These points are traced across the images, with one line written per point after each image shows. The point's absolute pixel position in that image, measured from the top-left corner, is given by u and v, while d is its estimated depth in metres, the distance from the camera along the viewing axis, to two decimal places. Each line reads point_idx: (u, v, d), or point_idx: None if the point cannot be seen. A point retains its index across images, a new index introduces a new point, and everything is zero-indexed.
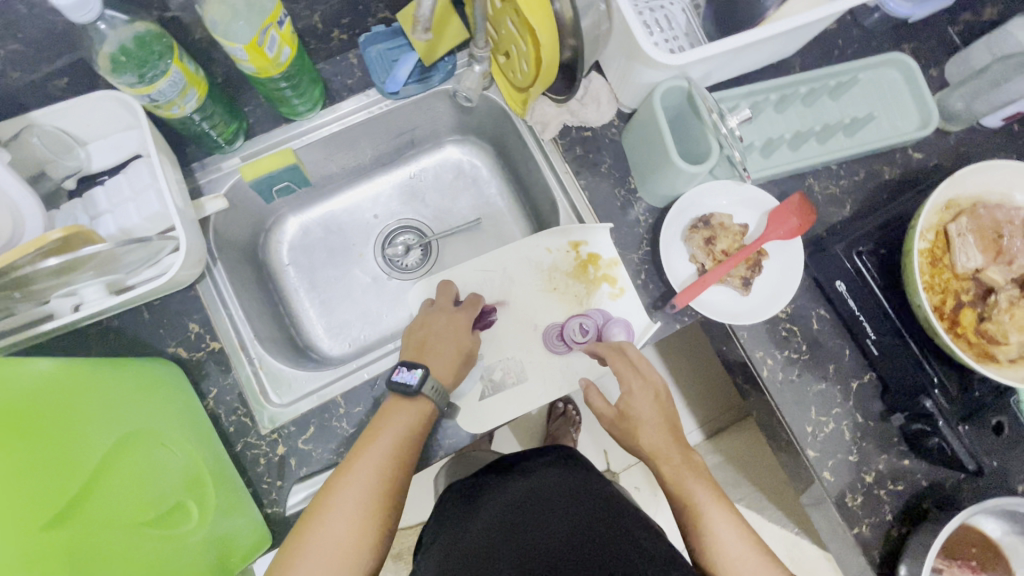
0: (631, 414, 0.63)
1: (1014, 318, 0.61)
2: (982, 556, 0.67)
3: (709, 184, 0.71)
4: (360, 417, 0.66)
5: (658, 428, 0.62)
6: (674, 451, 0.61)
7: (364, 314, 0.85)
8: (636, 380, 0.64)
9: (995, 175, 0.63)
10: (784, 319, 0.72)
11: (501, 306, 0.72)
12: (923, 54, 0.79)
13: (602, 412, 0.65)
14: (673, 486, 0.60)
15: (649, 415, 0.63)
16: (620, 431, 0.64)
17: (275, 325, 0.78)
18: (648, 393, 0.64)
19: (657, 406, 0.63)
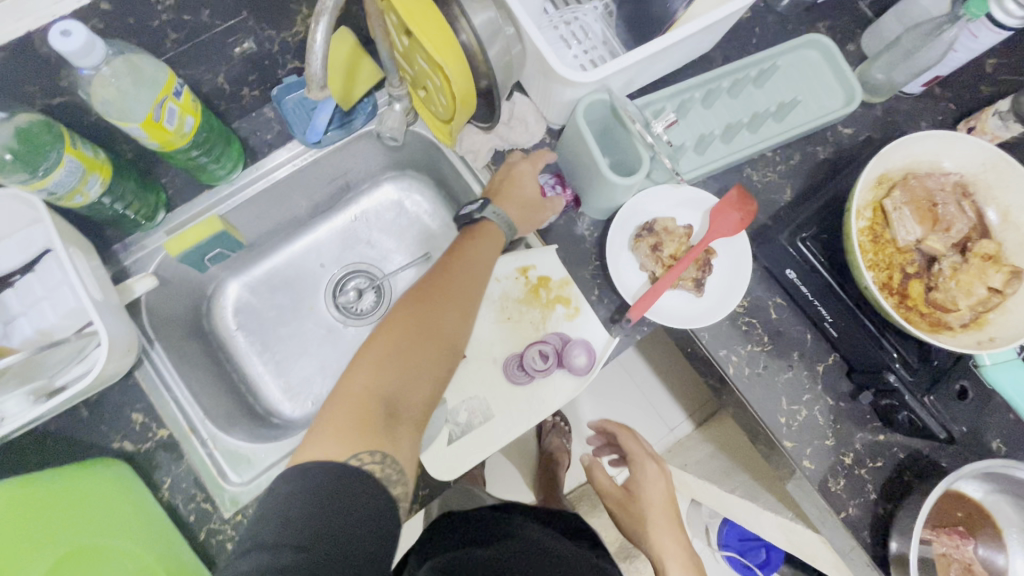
0: (643, 495, 0.78)
1: (960, 283, 0.61)
2: (967, 519, 0.67)
3: (649, 191, 0.71)
4: None
5: (661, 510, 0.77)
6: (671, 531, 0.75)
7: (323, 368, 0.82)
8: (651, 469, 0.80)
9: (921, 145, 0.63)
10: (743, 313, 0.72)
11: None
12: (838, 31, 0.81)
13: (606, 488, 0.81)
14: (669, 558, 0.72)
15: (656, 497, 0.77)
16: (625, 508, 0.78)
17: (229, 398, 0.75)
18: (659, 481, 0.79)
19: (664, 492, 0.79)
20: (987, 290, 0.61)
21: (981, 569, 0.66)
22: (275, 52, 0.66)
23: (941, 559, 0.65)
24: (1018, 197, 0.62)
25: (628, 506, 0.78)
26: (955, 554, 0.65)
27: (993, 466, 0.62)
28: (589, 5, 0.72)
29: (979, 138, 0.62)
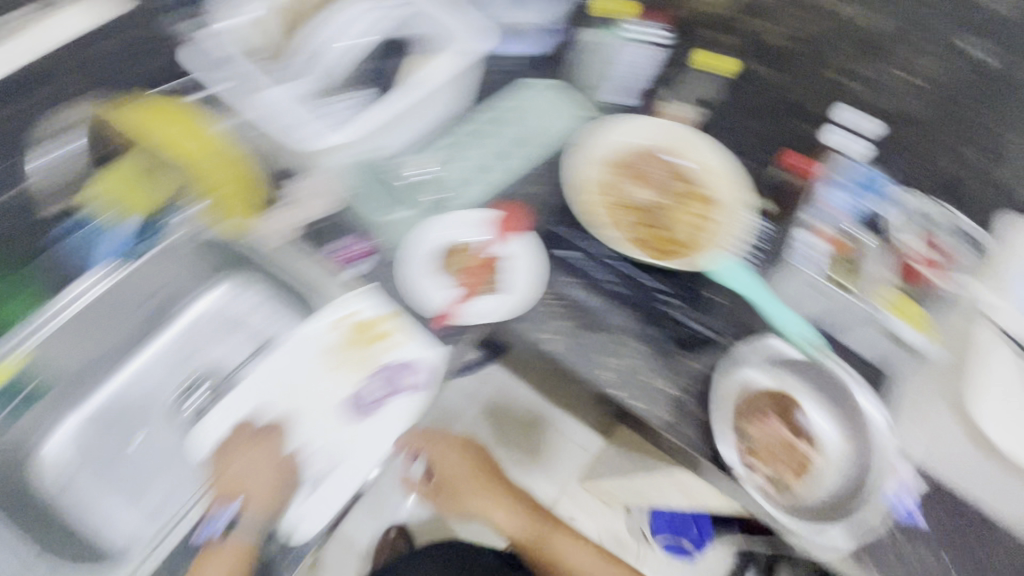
0: (460, 484, 0.97)
1: (675, 220, 0.81)
2: (772, 403, 0.77)
3: (435, 220, 0.82)
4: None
5: (471, 491, 0.96)
6: (492, 488, 0.98)
7: (171, 483, 0.87)
8: (439, 448, 0.97)
9: (617, 133, 0.85)
10: (550, 298, 0.81)
11: (292, 408, 0.74)
12: (561, 70, 1.02)
13: (425, 491, 1.00)
14: (462, 487, 0.96)
15: (454, 471, 0.97)
16: (443, 491, 0.98)
17: (47, 547, 0.74)
18: (450, 455, 0.97)
19: (456, 444, 0.99)
20: (700, 220, 0.81)
21: (797, 439, 0.76)
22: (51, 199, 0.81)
23: (760, 450, 0.75)
24: (699, 156, 0.86)
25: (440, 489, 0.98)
26: (770, 441, 0.76)
27: (753, 345, 0.77)
28: (338, 103, 0.85)
29: (658, 120, 0.86)
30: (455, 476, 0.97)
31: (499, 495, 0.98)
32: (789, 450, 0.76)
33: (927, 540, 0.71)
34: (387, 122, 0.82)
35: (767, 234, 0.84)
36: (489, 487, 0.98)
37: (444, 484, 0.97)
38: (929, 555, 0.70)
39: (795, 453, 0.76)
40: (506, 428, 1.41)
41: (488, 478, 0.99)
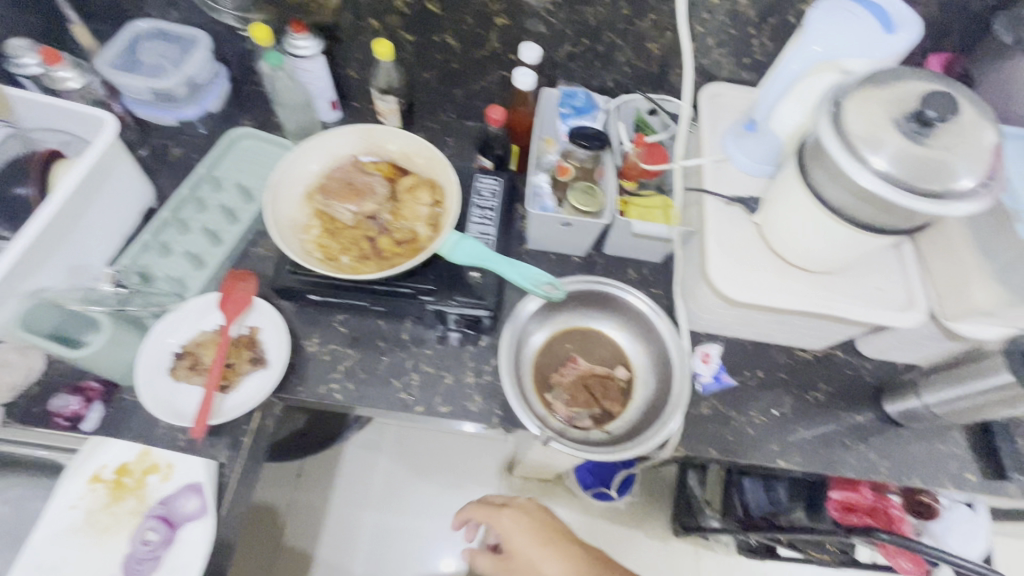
0: (520, 552, 0.76)
1: (403, 219, 0.76)
2: (572, 345, 0.81)
3: (155, 326, 0.72)
4: None
5: (542, 556, 0.74)
6: (566, 548, 0.75)
7: None
8: (506, 516, 0.79)
9: (311, 153, 0.77)
10: (319, 348, 0.78)
11: None
12: (258, 116, 0.96)
13: (487, 566, 0.79)
14: (533, 554, 0.75)
15: (522, 542, 0.76)
16: (506, 568, 0.77)
17: None
18: (517, 525, 0.78)
19: (518, 510, 0.80)
20: (427, 206, 0.77)
21: (602, 367, 0.79)
22: None
23: (577, 398, 0.76)
24: (400, 143, 0.80)
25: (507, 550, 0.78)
26: (584, 386, 0.77)
27: (522, 306, 0.75)
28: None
29: (339, 127, 0.78)
30: (528, 550, 0.75)
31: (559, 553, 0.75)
32: (603, 384, 0.78)
33: (726, 397, 0.79)
34: (36, 245, 0.67)
35: (497, 188, 0.84)
36: (552, 547, 0.75)
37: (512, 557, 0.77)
38: (733, 409, 0.79)
39: (610, 385, 0.78)
40: (417, 457, 1.46)
41: (569, 541, 0.77)
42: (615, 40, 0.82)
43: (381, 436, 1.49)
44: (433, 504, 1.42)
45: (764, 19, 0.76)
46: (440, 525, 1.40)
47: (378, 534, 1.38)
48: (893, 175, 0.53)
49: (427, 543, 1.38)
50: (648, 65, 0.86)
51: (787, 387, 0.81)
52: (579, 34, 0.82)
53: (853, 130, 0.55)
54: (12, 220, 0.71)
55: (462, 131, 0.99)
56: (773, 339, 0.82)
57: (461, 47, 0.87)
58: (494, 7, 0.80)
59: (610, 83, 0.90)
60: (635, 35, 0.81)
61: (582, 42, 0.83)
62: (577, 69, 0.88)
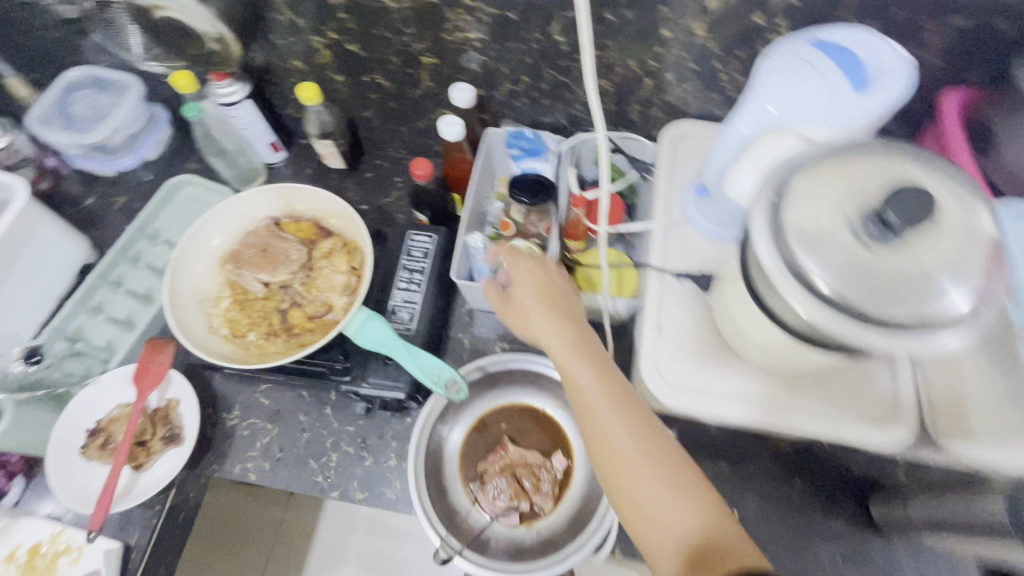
0: (646, 522, 0.47)
1: (316, 290, 0.71)
2: (508, 426, 0.73)
3: (74, 402, 0.72)
4: None
5: (567, 346, 0.57)
6: (619, 393, 0.53)
7: None
8: (526, 264, 0.63)
9: (223, 218, 0.72)
10: (238, 421, 0.75)
11: None
12: (202, 160, 0.93)
13: (490, 296, 0.65)
14: (642, 491, 0.48)
15: (663, 503, 0.47)
16: (511, 315, 0.63)
17: None
18: (533, 267, 0.63)
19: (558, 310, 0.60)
20: (344, 274, 0.71)
21: (535, 455, 0.71)
22: None
23: (502, 491, 0.68)
24: (317, 202, 0.74)
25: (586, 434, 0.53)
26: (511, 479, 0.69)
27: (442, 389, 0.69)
28: None
29: (255, 187, 0.73)
30: (602, 419, 0.52)
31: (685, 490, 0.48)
32: (535, 475, 0.69)
33: None
34: None
35: (430, 246, 0.76)
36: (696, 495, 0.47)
37: (627, 478, 0.49)
38: None
39: (542, 478, 0.69)
40: None
41: (677, 461, 0.49)
42: (558, 76, 0.71)
43: None
44: None
45: (730, 52, 0.62)
46: None
47: None
48: (842, 296, 0.41)
49: None
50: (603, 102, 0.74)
51: (754, 481, 0.69)
52: (517, 71, 0.71)
53: (795, 227, 0.43)
54: None
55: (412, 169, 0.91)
56: (738, 430, 0.70)
57: (395, 86, 0.79)
58: (419, 46, 0.70)
59: (564, 118, 0.79)
60: (580, 72, 0.69)
61: (522, 80, 0.73)
62: (524, 106, 0.78)
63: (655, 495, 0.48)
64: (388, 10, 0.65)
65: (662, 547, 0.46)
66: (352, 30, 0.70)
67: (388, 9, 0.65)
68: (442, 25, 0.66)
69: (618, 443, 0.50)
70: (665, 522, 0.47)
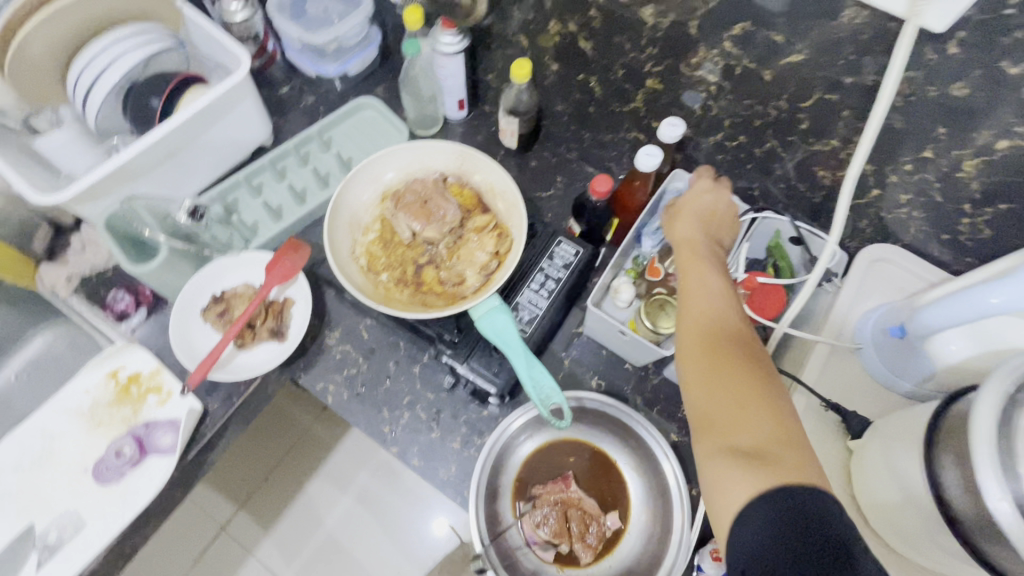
0: (717, 421, 0.47)
1: (456, 260, 0.71)
2: (578, 463, 0.71)
3: (211, 266, 0.77)
4: None
5: (705, 253, 0.60)
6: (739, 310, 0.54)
7: None
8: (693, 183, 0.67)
9: (403, 158, 0.75)
10: (335, 343, 0.78)
11: (36, 486, 0.68)
12: (391, 91, 0.97)
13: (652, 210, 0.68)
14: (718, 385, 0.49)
15: (730, 394, 0.47)
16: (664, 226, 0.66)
17: None
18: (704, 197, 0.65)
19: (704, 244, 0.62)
20: (487, 255, 0.70)
21: (592, 504, 0.68)
22: None
23: (549, 524, 0.66)
24: (489, 177, 0.74)
25: (685, 338, 0.53)
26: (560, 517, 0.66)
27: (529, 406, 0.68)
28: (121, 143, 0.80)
29: (440, 140, 0.74)
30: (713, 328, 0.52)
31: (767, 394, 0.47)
32: (585, 524, 0.67)
33: None
34: (138, 161, 0.72)
35: (574, 259, 0.74)
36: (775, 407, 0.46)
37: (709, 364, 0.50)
38: None
39: (590, 530, 0.67)
40: None
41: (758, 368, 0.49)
42: (776, 149, 0.67)
43: None
44: (417, 492, 1.48)
45: (986, 201, 0.55)
46: (417, 511, 1.45)
47: (363, 493, 1.46)
48: None
49: (402, 525, 1.44)
50: (809, 191, 0.69)
51: None
52: (737, 128, 0.68)
53: None
54: (139, 126, 0.78)
55: (576, 175, 0.90)
56: None
57: (603, 95, 0.77)
58: (651, 68, 0.68)
59: (757, 189, 0.74)
60: (805, 155, 0.64)
61: (737, 138, 0.69)
62: (723, 161, 0.74)
63: (747, 398, 0.46)
64: (642, 25, 0.63)
65: (717, 437, 0.46)
66: (594, 29, 0.68)
67: (643, 24, 0.63)
68: (688, 57, 0.63)
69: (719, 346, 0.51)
70: (745, 431, 0.45)
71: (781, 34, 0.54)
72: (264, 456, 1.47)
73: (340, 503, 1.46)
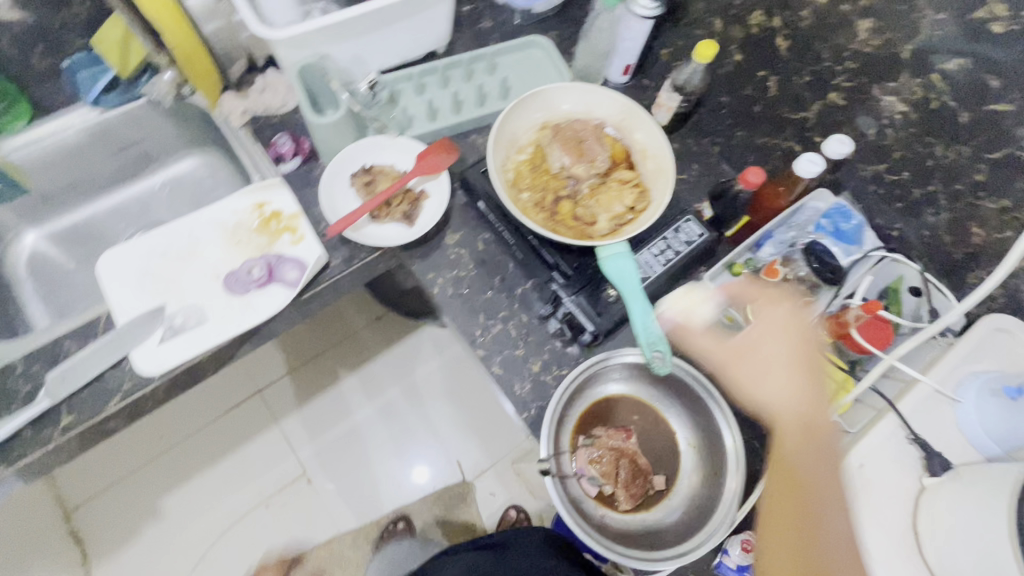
0: (782, 552, 0.55)
1: (595, 202, 0.75)
2: (641, 422, 0.74)
3: (366, 140, 0.83)
4: (33, 392, 0.70)
5: (790, 377, 0.62)
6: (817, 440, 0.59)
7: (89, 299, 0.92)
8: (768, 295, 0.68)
9: (571, 96, 0.79)
10: (453, 245, 0.83)
11: (177, 275, 0.77)
12: (561, 40, 1.01)
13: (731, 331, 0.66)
14: (782, 509, 0.57)
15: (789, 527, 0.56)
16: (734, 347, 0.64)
17: None
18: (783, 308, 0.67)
19: (790, 363, 0.62)
20: (623, 208, 0.74)
21: (645, 462, 0.72)
22: (59, 28, 0.82)
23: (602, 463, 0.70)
24: (648, 138, 0.77)
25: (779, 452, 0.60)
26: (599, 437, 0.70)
27: (622, 353, 0.72)
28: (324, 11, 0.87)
29: (611, 90, 0.77)
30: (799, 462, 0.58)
31: (830, 530, 0.55)
32: (633, 475, 0.71)
33: None
34: (344, 25, 0.78)
35: (697, 239, 0.77)
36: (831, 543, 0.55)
37: (784, 501, 0.57)
38: None
39: (636, 482, 0.71)
40: (460, 384, 1.60)
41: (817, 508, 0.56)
42: (937, 195, 0.68)
43: (450, 345, 1.65)
44: (439, 418, 1.57)
45: None
46: (434, 435, 1.55)
47: (392, 404, 1.56)
48: None
49: (416, 443, 1.54)
50: (951, 245, 0.70)
51: None
52: (904, 163, 0.69)
53: None
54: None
55: (712, 169, 0.92)
56: None
57: (776, 98, 0.79)
58: (840, 82, 0.70)
59: (896, 231, 0.75)
60: (965, 208, 0.66)
61: (899, 173, 0.70)
62: (872, 194, 0.75)
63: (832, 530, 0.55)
64: (850, 37, 0.65)
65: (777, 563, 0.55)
66: (798, 30, 0.71)
67: (855, 37, 0.65)
68: (886, 81, 0.65)
69: (801, 479, 0.57)
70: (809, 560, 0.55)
71: (1001, 80, 0.55)
72: (316, 340, 1.58)
73: (370, 405, 1.56)
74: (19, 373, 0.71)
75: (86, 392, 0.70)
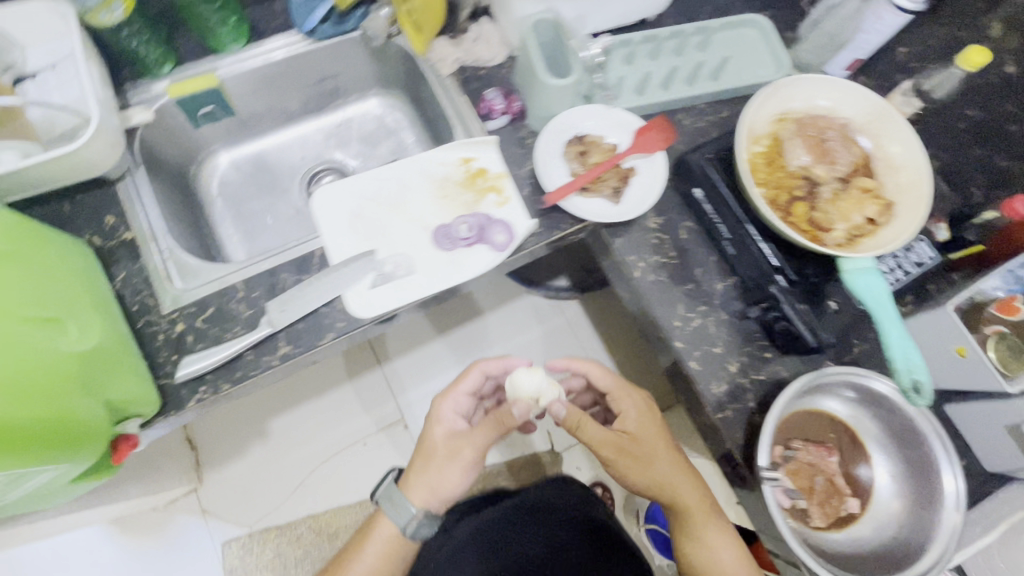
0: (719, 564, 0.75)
1: (835, 207, 0.70)
2: (838, 442, 0.72)
3: (578, 107, 0.80)
4: (253, 317, 0.71)
5: (658, 457, 0.75)
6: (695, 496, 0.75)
7: (272, 228, 0.94)
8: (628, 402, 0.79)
9: (819, 90, 0.74)
10: (655, 229, 0.80)
11: (389, 220, 0.76)
12: (776, 22, 0.94)
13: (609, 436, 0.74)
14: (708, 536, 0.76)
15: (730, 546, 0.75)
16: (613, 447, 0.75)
17: (179, 227, 0.82)
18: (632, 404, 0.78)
19: (667, 448, 0.76)
20: (863, 219, 0.69)
21: (842, 482, 0.71)
22: None
23: (800, 478, 0.69)
24: (900, 147, 0.72)
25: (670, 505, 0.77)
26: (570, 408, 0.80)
27: (851, 371, 0.68)
28: None
29: (867, 92, 0.73)
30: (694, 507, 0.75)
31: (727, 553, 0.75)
32: (827, 493, 0.71)
33: None
34: None
35: (927, 261, 0.73)
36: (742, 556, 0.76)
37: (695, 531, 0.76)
38: None
39: (830, 500, 0.70)
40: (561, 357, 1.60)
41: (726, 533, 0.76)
42: None
43: (555, 317, 1.64)
44: None
45: None
46: None
47: None
48: None
49: None
50: None
51: None
52: None
53: None
54: None
55: None
56: None
57: None
58: None
59: None
60: None
61: None
62: None
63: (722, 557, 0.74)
64: None
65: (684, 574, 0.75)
66: None
67: None
68: None
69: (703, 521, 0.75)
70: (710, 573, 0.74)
71: None
72: None
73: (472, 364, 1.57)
74: (239, 296, 0.72)
75: (301, 324, 0.71)
